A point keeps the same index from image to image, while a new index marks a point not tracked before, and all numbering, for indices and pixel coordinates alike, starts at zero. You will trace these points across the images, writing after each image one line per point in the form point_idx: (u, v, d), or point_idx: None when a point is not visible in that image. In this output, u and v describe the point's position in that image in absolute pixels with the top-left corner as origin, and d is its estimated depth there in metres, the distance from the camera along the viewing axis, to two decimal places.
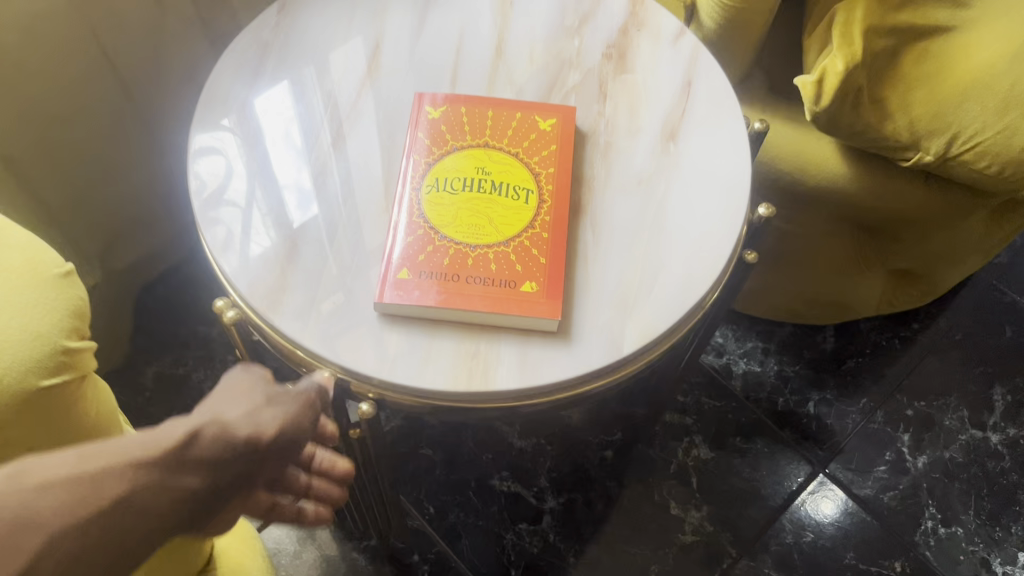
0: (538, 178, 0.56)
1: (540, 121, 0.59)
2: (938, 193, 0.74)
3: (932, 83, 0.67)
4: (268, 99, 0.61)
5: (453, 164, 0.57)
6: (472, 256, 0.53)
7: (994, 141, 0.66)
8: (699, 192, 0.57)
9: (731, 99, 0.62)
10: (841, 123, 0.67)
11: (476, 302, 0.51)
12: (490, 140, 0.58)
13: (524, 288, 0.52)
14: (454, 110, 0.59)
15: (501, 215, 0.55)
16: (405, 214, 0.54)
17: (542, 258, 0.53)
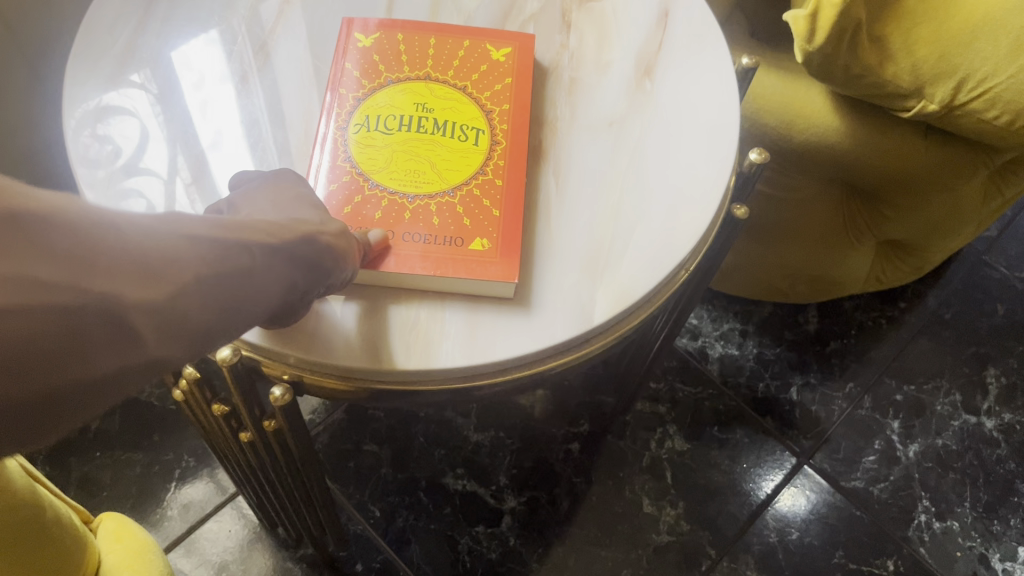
0: (490, 116, 0.47)
1: (493, 51, 0.50)
2: (939, 149, 0.67)
3: (938, 20, 0.59)
4: (182, 50, 0.51)
5: (387, 99, 0.47)
6: (411, 206, 0.44)
7: (1007, 87, 0.58)
8: (681, 134, 0.49)
9: (714, 30, 0.53)
10: (836, 65, 0.59)
11: (413, 262, 0.42)
12: (432, 72, 0.49)
13: (473, 245, 0.43)
14: (390, 37, 0.50)
15: (445, 160, 0.45)
16: (328, 156, 0.45)
17: (496, 211, 0.44)
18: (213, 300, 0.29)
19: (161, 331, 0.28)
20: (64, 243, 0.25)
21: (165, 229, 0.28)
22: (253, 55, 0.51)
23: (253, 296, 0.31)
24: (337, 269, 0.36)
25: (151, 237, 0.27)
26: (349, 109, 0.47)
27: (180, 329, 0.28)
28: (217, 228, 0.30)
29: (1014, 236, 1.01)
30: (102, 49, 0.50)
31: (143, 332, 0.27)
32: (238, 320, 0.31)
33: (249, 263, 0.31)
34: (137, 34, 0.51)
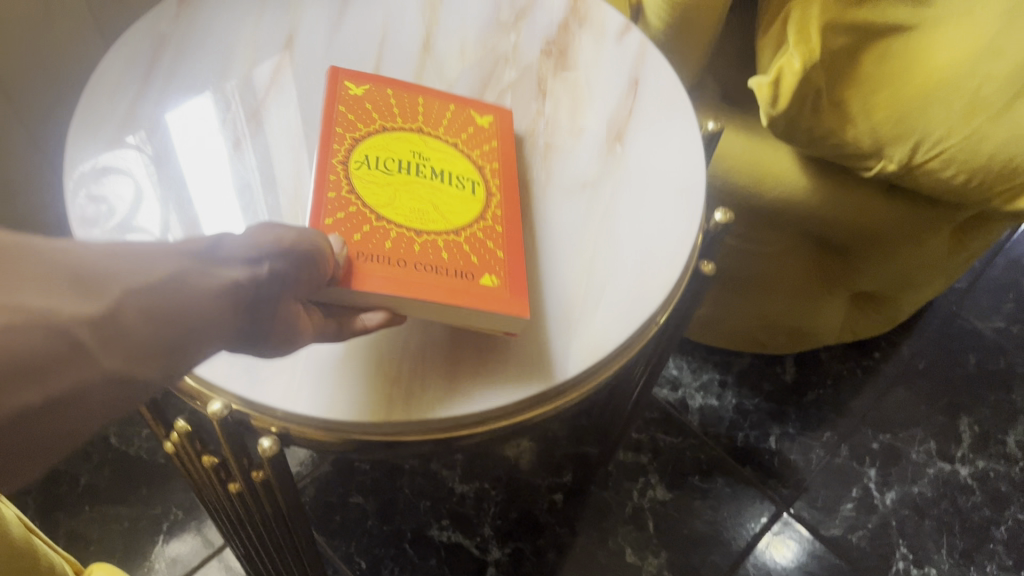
0: (483, 171, 0.50)
1: (477, 117, 0.53)
2: (902, 205, 0.70)
3: (896, 84, 0.63)
4: (178, 113, 0.53)
5: (382, 146, 0.49)
6: (419, 239, 0.45)
7: (960, 148, 0.62)
8: (650, 195, 0.52)
9: (682, 98, 0.56)
10: (801, 128, 0.62)
11: (429, 290, 0.42)
12: (423, 127, 0.51)
13: (484, 279, 0.44)
14: (379, 91, 0.52)
15: (448, 203, 0.47)
16: (334, 188, 0.45)
17: (499, 252, 0.46)
18: (150, 310, 0.32)
19: (104, 344, 0.31)
20: (2, 263, 0.30)
21: (86, 260, 0.32)
22: (246, 121, 0.54)
23: (193, 311, 0.33)
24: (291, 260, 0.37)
25: (76, 268, 0.31)
26: (348, 149, 0.48)
27: (128, 338, 0.31)
28: (136, 254, 0.33)
29: (984, 288, 1.04)
30: (102, 114, 0.53)
31: (89, 345, 0.30)
32: (197, 333, 0.33)
33: (176, 270, 0.33)
34: (136, 102, 0.54)
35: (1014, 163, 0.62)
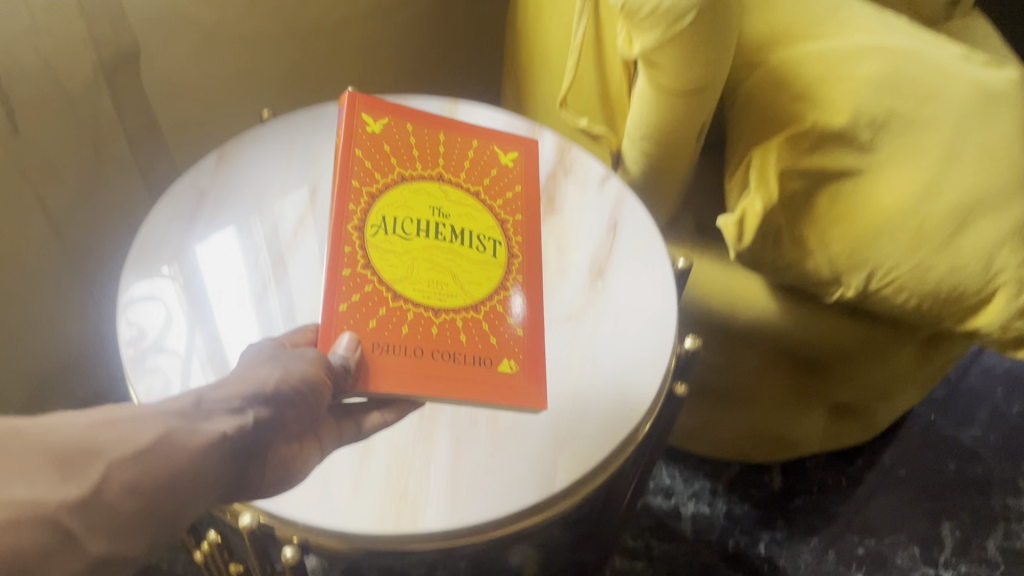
0: (501, 226, 0.61)
1: (500, 155, 0.65)
2: (866, 327, 0.77)
3: (848, 221, 0.69)
4: (206, 246, 0.61)
5: (403, 202, 0.59)
6: (438, 319, 0.54)
7: (909, 276, 0.69)
8: (627, 327, 0.59)
9: (656, 241, 0.64)
10: (765, 259, 0.71)
11: (455, 388, 0.51)
12: (444, 174, 0.62)
13: (502, 367, 0.53)
14: (405, 131, 0.63)
15: (468, 274, 0.57)
16: (349, 265, 0.54)
17: (520, 332, 0.56)
18: (138, 481, 0.34)
19: (93, 523, 0.32)
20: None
21: (73, 439, 0.34)
22: (271, 266, 0.61)
23: (181, 473, 0.36)
24: (281, 402, 0.42)
25: (64, 448, 0.33)
26: (366, 209, 0.57)
27: (115, 515, 0.33)
28: (120, 426, 0.35)
29: (959, 396, 1.10)
30: (146, 252, 0.61)
31: (77, 529, 0.32)
32: (184, 497, 0.36)
33: (161, 436, 0.36)
34: (176, 243, 0.61)
35: (959, 289, 0.69)
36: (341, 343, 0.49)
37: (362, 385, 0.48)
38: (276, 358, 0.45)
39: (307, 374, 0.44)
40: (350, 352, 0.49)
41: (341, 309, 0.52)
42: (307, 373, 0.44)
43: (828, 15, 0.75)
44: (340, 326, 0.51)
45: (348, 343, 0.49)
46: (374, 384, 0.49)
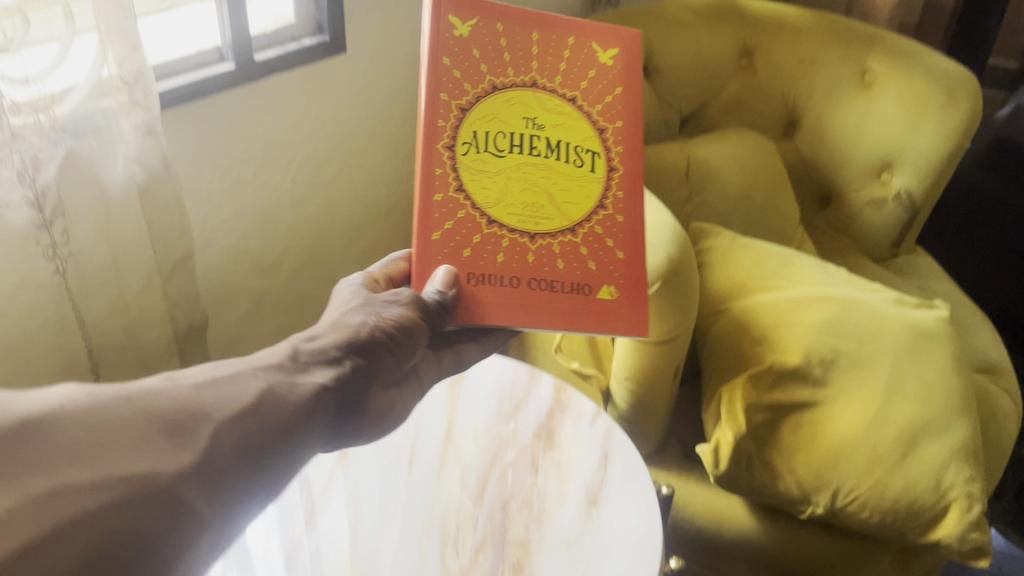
0: (605, 135, 0.62)
1: (602, 51, 0.63)
2: (842, 541, 0.84)
3: (810, 446, 0.79)
4: (253, 530, 0.71)
5: (495, 108, 0.59)
6: (534, 246, 0.59)
7: (869, 494, 0.78)
8: (618, 550, 0.65)
9: (643, 470, 0.71)
10: (741, 483, 0.80)
11: (553, 314, 0.58)
12: (538, 77, 0.61)
13: (603, 295, 0.60)
14: (489, 22, 0.60)
15: (564, 192, 0.60)
16: (441, 188, 0.57)
17: (617, 252, 0.61)
18: (238, 441, 0.42)
19: (199, 485, 0.40)
20: (112, 432, 0.39)
21: (179, 404, 0.42)
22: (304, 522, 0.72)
23: (281, 418, 0.45)
24: (378, 349, 0.54)
25: (169, 411, 0.41)
26: (456, 125, 0.58)
27: (219, 479, 0.41)
28: (224, 394, 0.44)
29: None
30: None
31: (187, 499, 0.39)
32: (284, 444, 0.45)
33: (261, 391, 0.45)
34: None
35: (916, 504, 0.78)
36: (437, 278, 0.56)
37: (457, 315, 0.56)
38: (370, 308, 0.57)
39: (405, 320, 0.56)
40: (446, 289, 0.56)
41: (433, 238, 0.57)
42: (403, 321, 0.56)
43: (778, 269, 0.89)
44: (433, 261, 0.57)
45: (444, 280, 0.56)
46: (463, 318, 0.56)
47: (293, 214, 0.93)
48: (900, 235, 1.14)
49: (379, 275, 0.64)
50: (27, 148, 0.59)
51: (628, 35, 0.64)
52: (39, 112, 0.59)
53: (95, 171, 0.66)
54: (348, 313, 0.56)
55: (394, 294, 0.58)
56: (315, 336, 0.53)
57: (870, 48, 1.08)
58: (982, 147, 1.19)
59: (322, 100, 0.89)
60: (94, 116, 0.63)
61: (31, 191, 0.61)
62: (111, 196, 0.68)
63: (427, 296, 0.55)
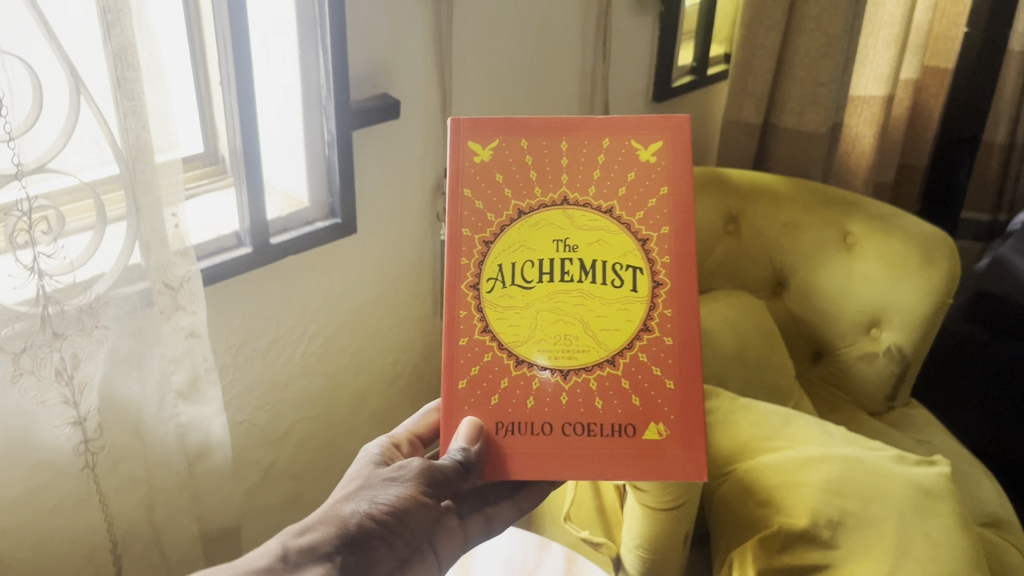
0: (647, 248, 0.65)
1: (641, 151, 0.66)
2: None
3: None
4: None
5: (522, 236, 0.65)
6: (569, 383, 0.64)
7: None
8: None
9: None
10: None
11: (590, 460, 0.63)
12: (569, 194, 0.65)
13: (649, 434, 0.64)
14: (515, 144, 0.66)
15: (602, 319, 0.64)
16: (466, 332, 0.64)
17: (667, 380, 0.64)
18: None
19: None
20: None
21: None
22: None
23: None
24: (374, 531, 0.59)
25: None
26: (480, 260, 0.65)
27: None
28: None
29: None
30: None
31: None
32: None
33: None
34: None
35: None
36: (461, 433, 0.62)
37: (476, 474, 0.61)
38: (369, 490, 0.62)
39: (400, 498, 0.61)
40: (467, 445, 0.62)
41: (461, 387, 0.64)
42: (398, 500, 0.61)
43: (780, 427, 0.91)
44: (459, 412, 0.63)
45: (466, 436, 0.62)
46: (486, 474, 0.62)
47: (302, 385, 0.95)
48: (894, 389, 1.16)
49: (402, 437, 0.71)
50: (67, 346, 0.63)
51: (673, 125, 0.66)
52: (80, 308, 0.63)
53: (133, 376, 0.71)
54: (347, 497, 0.61)
55: (394, 469, 0.64)
56: (308, 528, 0.58)
57: (849, 214, 1.13)
58: (966, 301, 1.24)
59: (332, 275, 0.93)
60: (135, 313, 0.68)
61: (68, 389, 0.65)
62: (148, 399, 0.72)
63: (451, 454, 0.61)
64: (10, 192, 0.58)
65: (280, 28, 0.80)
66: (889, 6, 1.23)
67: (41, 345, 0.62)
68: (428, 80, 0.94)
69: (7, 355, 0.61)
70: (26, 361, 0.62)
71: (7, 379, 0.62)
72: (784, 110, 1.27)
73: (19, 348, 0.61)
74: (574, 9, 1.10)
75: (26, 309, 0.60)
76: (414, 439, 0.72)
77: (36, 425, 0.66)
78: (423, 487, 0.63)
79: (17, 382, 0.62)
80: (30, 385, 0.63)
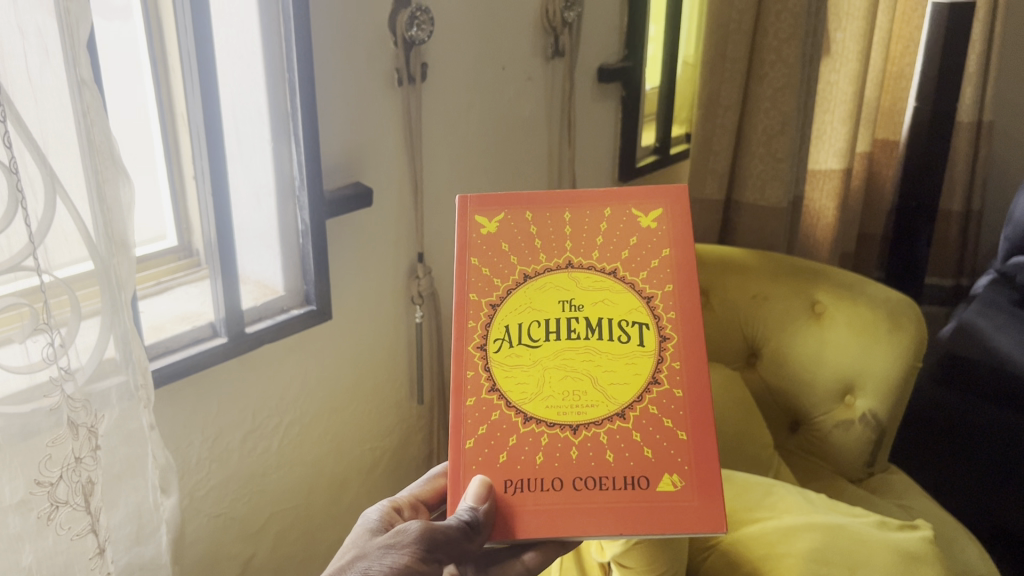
0: (653, 305, 0.67)
1: (645, 215, 0.69)
2: None
3: None
4: None
5: (526, 297, 0.67)
6: (579, 438, 0.63)
7: None
8: None
9: None
10: None
11: (610, 512, 0.61)
12: (574, 257, 0.68)
13: (663, 486, 0.62)
14: (519, 216, 0.69)
15: (610, 375, 0.65)
16: (474, 393, 0.65)
17: (678, 433, 0.64)
18: None
19: None
20: None
21: None
22: None
23: None
24: None
25: None
26: (487, 322, 0.66)
27: None
28: None
29: None
30: None
31: None
32: None
33: None
34: None
35: None
36: (469, 493, 0.61)
37: (483, 535, 0.60)
38: (371, 556, 0.62)
39: (395, 566, 0.61)
40: (476, 505, 0.60)
41: (468, 447, 0.63)
42: (392, 567, 0.60)
43: (760, 498, 0.91)
44: (468, 471, 0.63)
45: (474, 496, 0.61)
46: (495, 534, 0.60)
47: (280, 476, 0.94)
48: (872, 455, 1.16)
49: (404, 501, 0.72)
50: (84, 471, 0.62)
51: (671, 193, 0.70)
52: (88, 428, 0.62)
53: (125, 489, 0.69)
54: (349, 564, 0.62)
55: (392, 534, 0.64)
56: None
57: (814, 282, 1.16)
58: (936, 361, 1.27)
59: (308, 366, 0.94)
60: (131, 415, 0.67)
61: (91, 515, 0.64)
62: (146, 503, 0.70)
63: (458, 514, 0.60)
64: (12, 283, 0.56)
65: (254, 125, 0.83)
66: (842, 84, 1.28)
67: (72, 470, 0.61)
68: (398, 168, 0.97)
69: (45, 488, 0.60)
70: (61, 491, 0.61)
71: (43, 517, 0.61)
72: (745, 186, 1.30)
73: (56, 477, 0.60)
74: (539, 96, 1.14)
75: (60, 431, 0.60)
76: (418, 503, 0.74)
77: (72, 568, 0.64)
78: (422, 554, 0.62)
79: (54, 519, 0.61)
80: (66, 518, 0.62)
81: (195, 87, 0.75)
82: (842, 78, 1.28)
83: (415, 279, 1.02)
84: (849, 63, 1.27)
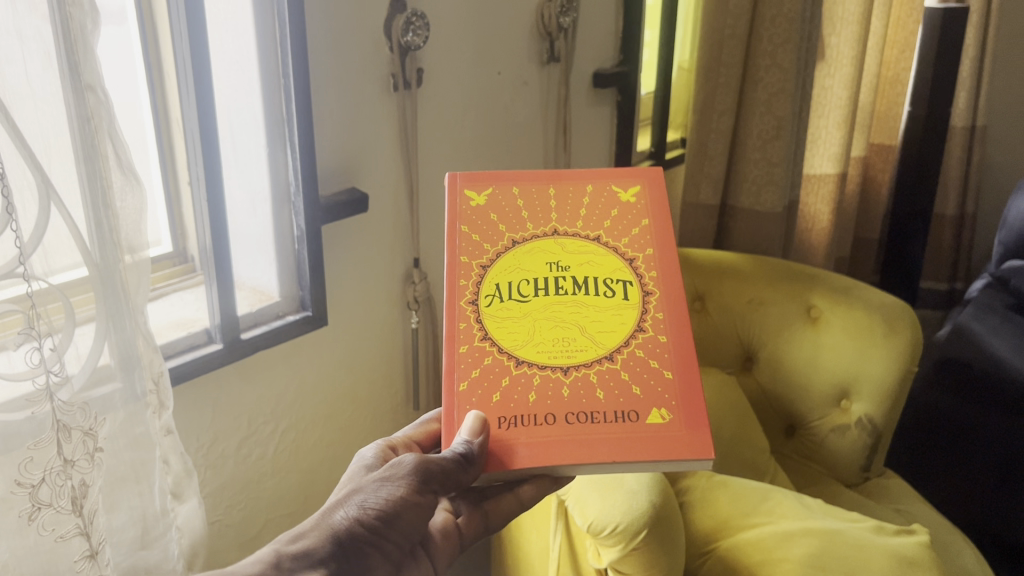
0: (636, 265, 0.68)
1: (624, 191, 0.71)
2: None
3: None
4: None
5: (516, 256, 0.67)
6: (570, 378, 0.63)
7: None
8: None
9: None
10: None
11: (603, 443, 0.60)
12: (560, 226, 0.69)
13: (652, 419, 0.62)
14: (506, 190, 0.70)
15: (598, 326, 0.65)
16: (466, 340, 0.64)
17: (664, 372, 0.64)
18: None
19: None
20: None
21: None
22: None
23: None
24: (361, 536, 0.59)
25: None
26: (478, 280, 0.66)
27: None
28: None
29: None
30: None
31: None
32: None
33: None
34: None
35: None
36: (465, 427, 0.60)
37: (478, 467, 0.59)
38: (366, 489, 0.61)
39: (391, 500, 0.60)
40: (471, 439, 0.59)
41: (462, 389, 0.63)
42: (387, 502, 0.60)
43: (758, 503, 0.89)
44: (463, 408, 0.62)
45: (470, 429, 0.60)
46: (490, 466, 0.59)
47: (276, 483, 0.94)
48: (868, 459, 1.16)
49: (399, 441, 0.72)
50: (77, 474, 0.61)
51: (648, 172, 0.72)
52: (84, 432, 0.61)
53: (123, 493, 0.68)
54: (345, 498, 0.61)
55: (388, 467, 0.63)
56: (300, 535, 0.58)
57: (811, 287, 1.16)
58: (931, 367, 1.27)
59: (304, 371, 0.93)
60: (133, 421, 0.67)
61: (82, 518, 0.62)
62: (152, 507, 0.70)
63: (453, 447, 0.59)
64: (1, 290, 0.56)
65: (251, 130, 0.82)
66: (837, 89, 1.28)
67: (57, 473, 0.60)
68: (394, 175, 0.97)
69: (25, 489, 0.59)
70: (43, 493, 0.60)
71: (25, 516, 0.60)
72: (740, 192, 1.30)
73: (37, 479, 0.59)
74: (535, 102, 1.14)
75: (44, 434, 0.59)
76: (412, 444, 0.74)
77: (55, 568, 0.63)
78: (417, 485, 0.61)
79: (36, 519, 0.60)
80: (49, 518, 0.61)
81: (190, 92, 0.75)
82: (837, 83, 1.28)
83: (411, 284, 1.02)
84: (844, 68, 1.27)
